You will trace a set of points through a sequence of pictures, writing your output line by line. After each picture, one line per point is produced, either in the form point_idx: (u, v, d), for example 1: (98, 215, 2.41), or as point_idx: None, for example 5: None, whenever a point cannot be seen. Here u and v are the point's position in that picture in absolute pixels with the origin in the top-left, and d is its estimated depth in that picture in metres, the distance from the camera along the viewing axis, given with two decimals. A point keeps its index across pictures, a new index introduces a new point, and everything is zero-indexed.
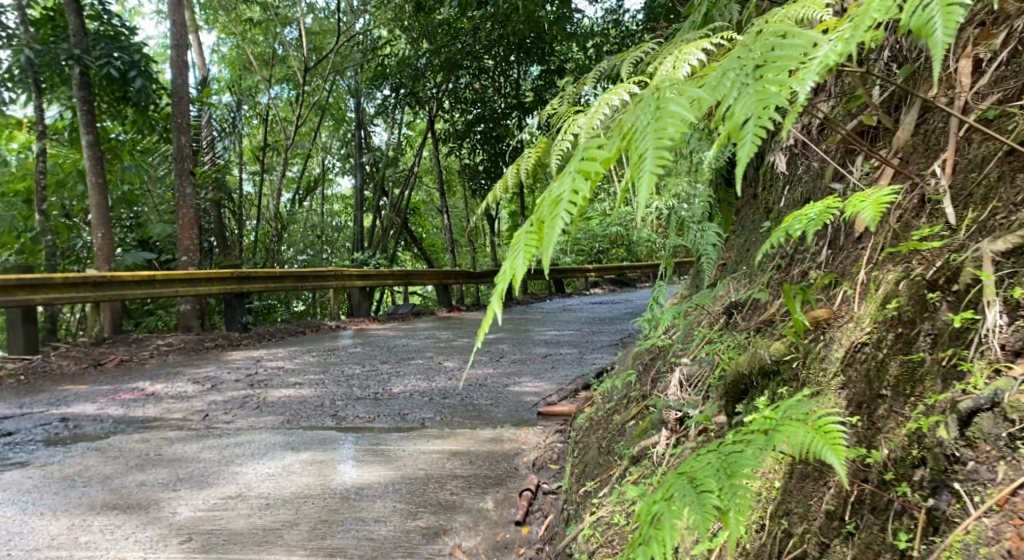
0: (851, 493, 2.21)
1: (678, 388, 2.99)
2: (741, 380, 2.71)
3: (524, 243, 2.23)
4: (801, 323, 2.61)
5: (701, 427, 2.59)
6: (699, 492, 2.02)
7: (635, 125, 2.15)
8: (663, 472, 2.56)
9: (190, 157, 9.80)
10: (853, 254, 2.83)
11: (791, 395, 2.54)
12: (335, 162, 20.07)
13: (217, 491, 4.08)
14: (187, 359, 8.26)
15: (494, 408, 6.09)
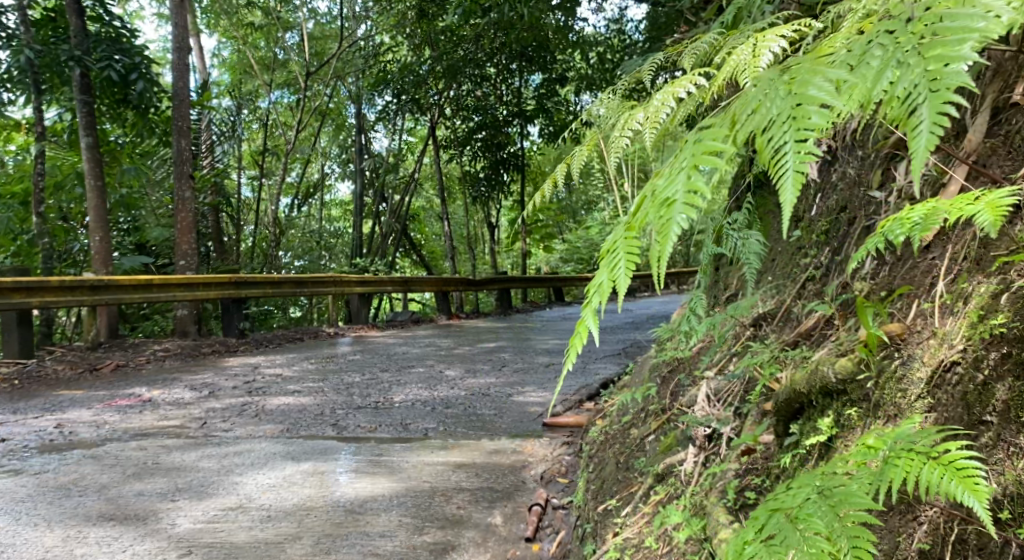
0: (952, 532, 1.83)
1: (704, 402, 2.78)
2: (797, 398, 2.33)
3: (622, 249, 1.82)
4: (874, 337, 2.17)
5: (746, 448, 2.38)
6: (805, 534, 1.68)
7: (767, 114, 1.76)
8: (694, 491, 2.40)
9: (190, 161, 9.68)
10: (922, 264, 2.41)
11: (864, 420, 2.11)
12: (334, 168, 19.99)
13: (217, 502, 3.97)
14: (184, 364, 8.14)
15: (499, 419, 5.99)
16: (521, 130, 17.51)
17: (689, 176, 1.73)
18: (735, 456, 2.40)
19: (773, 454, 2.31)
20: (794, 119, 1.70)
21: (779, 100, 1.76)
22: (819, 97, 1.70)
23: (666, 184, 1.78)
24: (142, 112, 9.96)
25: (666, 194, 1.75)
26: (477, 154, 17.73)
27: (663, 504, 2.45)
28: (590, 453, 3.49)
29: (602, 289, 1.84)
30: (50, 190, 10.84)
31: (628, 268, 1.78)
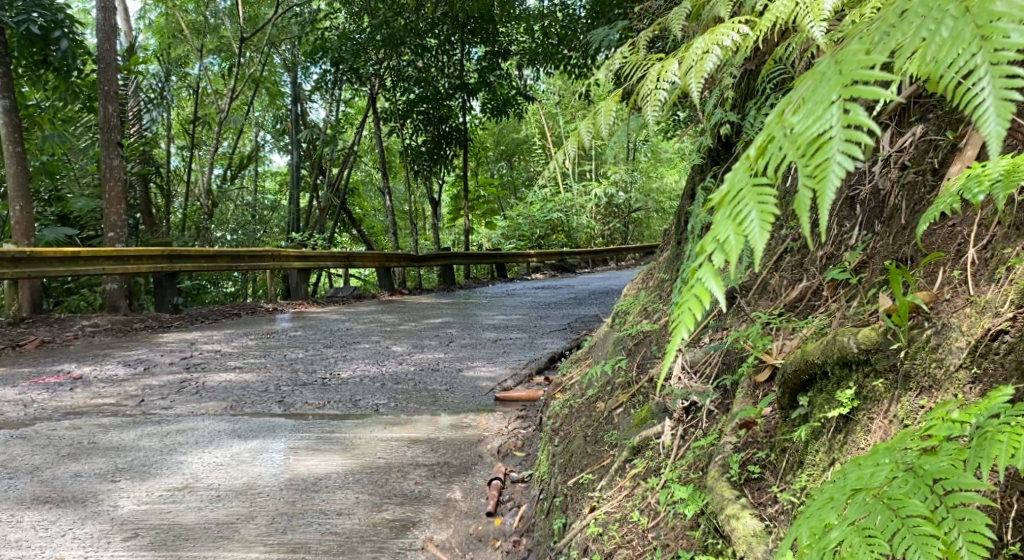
0: (1013, 507, 1.79)
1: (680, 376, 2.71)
2: (808, 368, 2.21)
3: (751, 205, 1.50)
4: (904, 307, 2.03)
5: (746, 423, 2.29)
6: (906, 518, 1.58)
7: (936, 36, 1.46)
8: (678, 465, 2.36)
9: (118, 127, 9.28)
10: (944, 232, 2.29)
11: (892, 393, 2.00)
12: (268, 138, 19.40)
13: (161, 482, 3.81)
14: (115, 340, 7.83)
15: (450, 394, 5.92)
16: (463, 103, 17.26)
17: (842, 112, 1.42)
18: (732, 429, 2.31)
19: (775, 428, 2.23)
20: (981, 36, 1.42)
21: (948, 17, 1.46)
22: (1011, 11, 1.40)
23: (806, 121, 1.46)
24: (64, 74, 9.52)
25: (815, 134, 1.43)
26: (418, 126, 17.48)
27: (643, 479, 2.42)
28: (553, 427, 3.43)
29: (719, 252, 1.52)
30: None
31: (763, 230, 1.46)
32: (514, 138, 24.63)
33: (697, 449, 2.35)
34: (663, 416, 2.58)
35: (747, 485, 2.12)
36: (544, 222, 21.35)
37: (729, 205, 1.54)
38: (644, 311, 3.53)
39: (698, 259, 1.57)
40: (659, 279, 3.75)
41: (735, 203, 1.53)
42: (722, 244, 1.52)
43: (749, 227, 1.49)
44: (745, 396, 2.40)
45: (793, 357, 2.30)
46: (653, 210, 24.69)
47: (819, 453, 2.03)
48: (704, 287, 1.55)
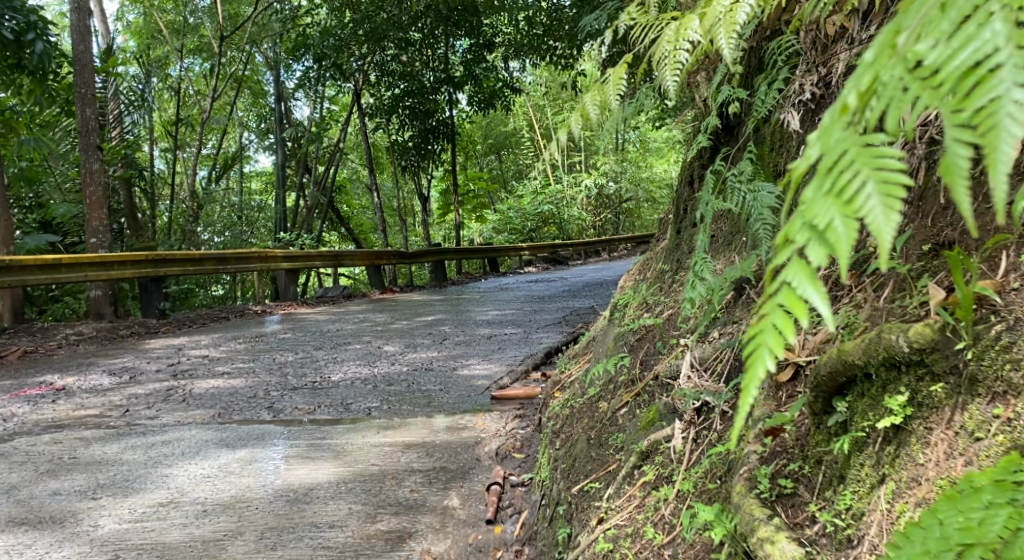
0: None
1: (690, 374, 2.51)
2: (847, 370, 1.99)
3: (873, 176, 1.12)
4: (968, 301, 1.77)
5: (774, 431, 2.09)
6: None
7: None
8: (693, 472, 2.18)
9: (97, 130, 9.05)
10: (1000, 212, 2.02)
11: (953, 399, 1.76)
12: (253, 138, 19.15)
13: (144, 497, 3.64)
14: (100, 349, 7.64)
15: (445, 394, 5.75)
16: (449, 96, 17.07)
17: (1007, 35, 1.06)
18: (755, 437, 2.10)
19: (807, 435, 2.03)
20: None
21: None
22: None
23: (946, 50, 1.08)
24: (39, 78, 9.28)
25: (965, 67, 1.07)
26: (404, 122, 17.21)
27: (653, 489, 2.25)
28: (553, 430, 3.27)
29: (822, 241, 1.13)
30: None
31: (897, 214, 1.09)
32: (502, 131, 24.42)
33: (713, 458, 2.16)
34: (671, 417, 2.41)
35: (778, 503, 1.92)
36: (534, 215, 21.21)
37: (829, 175, 1.16)
38: (643, 305, 3.36)
39: (783, 256, 1.16)
40: (659, 271, 3.59)
41: (842, 173, 1.14)
42: (829, 230, 1.13)
43: (867, 208, 1.11)
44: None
45: (829, 355, 2.07)
46: (644, 199, 24.55)
47: (865, 467, 1.82)
48: (792, 285, 1.15)
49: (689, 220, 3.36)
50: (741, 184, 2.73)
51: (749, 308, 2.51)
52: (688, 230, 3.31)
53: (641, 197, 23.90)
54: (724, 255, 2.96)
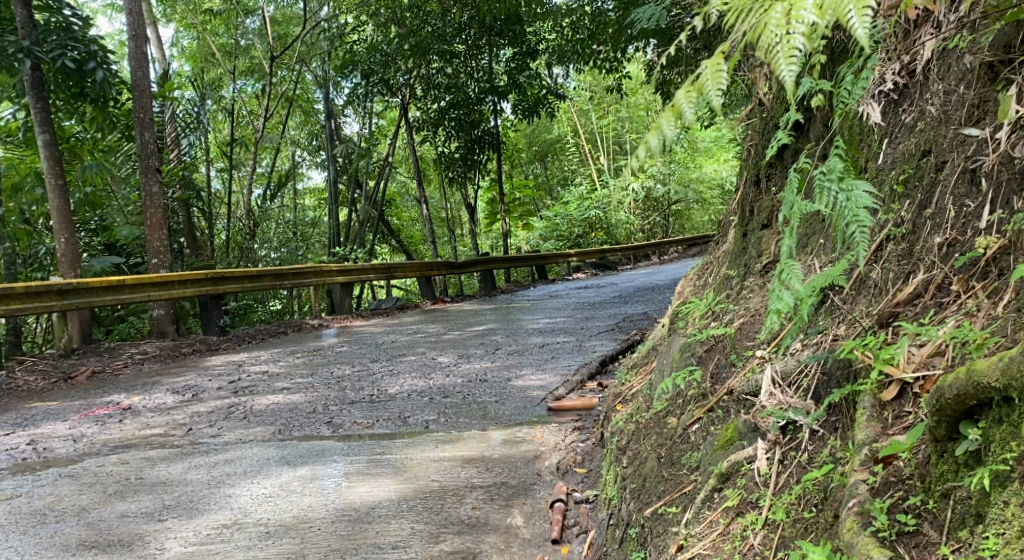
0: None
1: (770, 390, 2.35)
2: (979, 392, 1.76)
3: None
4: None
5: (886, 458, 1.90)
6: None
7: None
8: (785, 499, 2.04)
9: (156, 154, 9.20)
10: None
11: None
12: (305, 155, 19.32)
13: (209, 519, 3.62)
14: (163, 367, 7.72)
15: (501, 406, 5.67)
16: (494, 106, 17.01)
17: None
18: (862, 463, 1.93)
19: (926, 468, 1.84)
20: None
21: None
22: None
23: None
24: (100, 105, 9.47)
25: None
26: (450, 134, 17.11)
27: (737, 515, 2.11)
28: (619, 446, 3.16)
29: None
30: (10, 193, 9.90)
31: None
32: (547, 138, 24.31)
33: (809, 484, 2.01)
34: (755, 437, 2.27)
35: (899, 543, 1.76)
36: (582, 221, 21.08)
37: None
38: (707, 314, 3.25)
39: None
40: (723, 276, 3.46)
41: None
42: None
43: None
44: (870, 416, 1.99)
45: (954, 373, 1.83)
46: (694, 200, 24.18)
47: (1010, 507, 1.66)
48: None
49: (756, 222, 3.24)
50: (830, 182, 2.42)
51: (838, 318, 2.38)
52: (757, 232, 3.20)
53: (691, 198, 23.54)
54: (800, 258, 2.78)
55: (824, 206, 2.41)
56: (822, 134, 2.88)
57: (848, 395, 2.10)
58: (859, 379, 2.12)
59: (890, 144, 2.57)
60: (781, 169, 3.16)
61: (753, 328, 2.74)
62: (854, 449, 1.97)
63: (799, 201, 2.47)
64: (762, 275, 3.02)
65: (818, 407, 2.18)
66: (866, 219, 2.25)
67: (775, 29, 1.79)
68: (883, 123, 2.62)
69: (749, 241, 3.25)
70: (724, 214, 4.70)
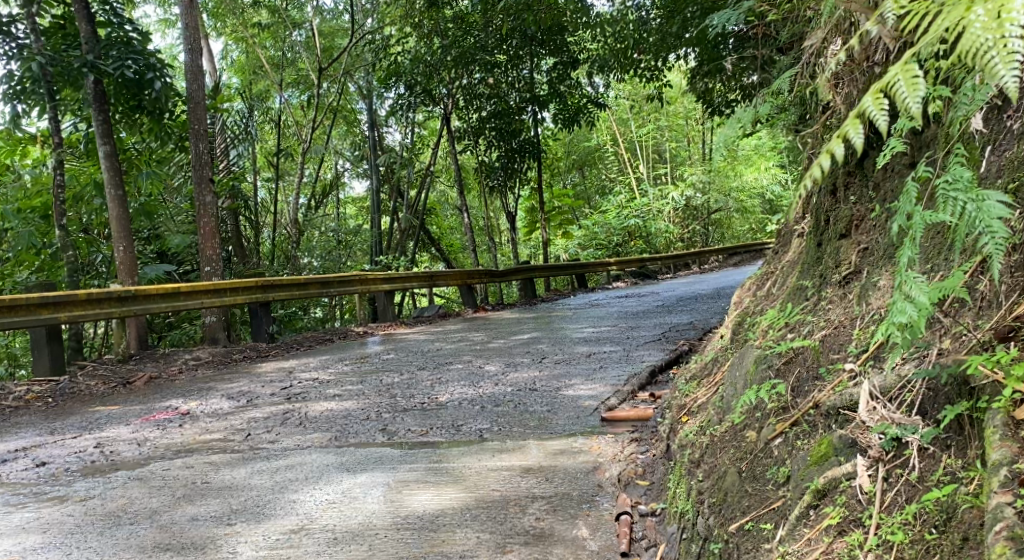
0: None
1: (869, 406, 2.25)
2: None
3: None
4: None
5: None
6: None
7: None
8: (901, 520, 1.96)
9: (209, 163, 9.30)
10: None
11: None
12: (347, 165, 19.45)
13: (278, 523, 3.63)
14: (217, 373, 7.80)
15: (554, 415, 5.64)
16: (534, 116, 17.01)
17: None
18: (1004, 485, 1.80)
19: None
20: None
21: None
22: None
23: None
24: (157, 117, 9.61)
25: None
26: (491, 143, 17.17)
27: (840, 534, 2.05)
28: (692, 459, 3.11)
29: None
30: (71, 202, 10.10)
31: None
32: (587, 147, 24.24)
33: (927, 505, 1.93)
34: (853, 452, 2.20)
35: None
36: (620, 230, 21.02)
37: None
38: (777, 325, 3.23)
39: None
40: (794, 286, 3.40)
41: None
42: None
43: None
44: (1003, 436, 1.87)
45: None
46: (734, 209, 23.95)
47: None
48: None
49: (833, 231, 3.19)
50: (958, 190, 2.13)
51: (939, 330, 2.25)
52: (834, 242, 3.15)
53: (731, 206, 23.32)
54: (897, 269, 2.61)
55: (949, 216, 2.13)
56: (933, 139, 2.71)
57: (969, 412, 2.00)
58: (979, 395, 1.99)
59: (995, 151, 2.37)
60: (861, 177, 3.13)
61: (838, 340, 2.68)
62: (987, 469, 1.85)
63: (920, 210, 2.15)
64: (841, 287, 2.96)
65: (927, 424, 2.09)
66: (999, 230, 2.01)
67: (985, 32, 1.90)
68: (985, 129, 2.43)
69: (826, 252, 3.20)
70: (785, 223, 4.64)
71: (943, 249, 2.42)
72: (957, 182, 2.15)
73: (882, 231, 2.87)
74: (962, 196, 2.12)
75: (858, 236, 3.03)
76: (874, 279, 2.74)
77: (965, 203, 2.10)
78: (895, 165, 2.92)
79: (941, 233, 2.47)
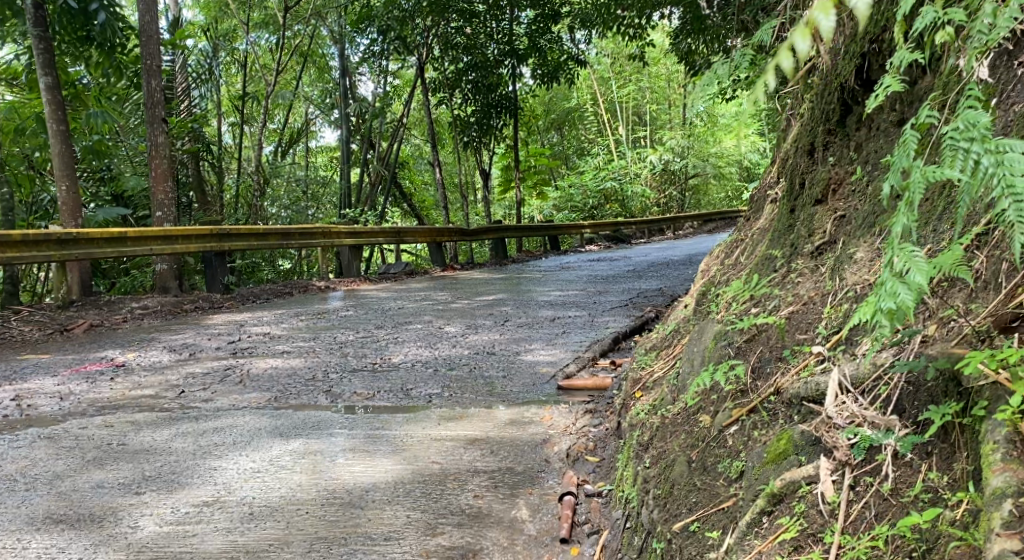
0: None
1: (838, 400, 1.98)
2: None
3: None
4: None
5: None
6: None
7: None
8: (872, 542, 1.68)
9: (162, 103, 8.75)
10: None
11: None
12: (317, 113, 18.69)
13: (191, 495, 3.32)
14: (163, 323, 7.42)
15: (509, 381, 5.36)
16: (512, 70, 16.48)
17: None
18: (1007, 525, 1.49)
19: None
20: None
21: None
22: None
23: None
24: (106, 50, 9.07)
25: None
26: (467, 97, 16.66)
27: (795, 551, 1.77)
28: (640, 442, 2.83)
29: None
30: (12, 136, 9.58)
31: None
32: (566, 107, 23.60)
33: (903, 531, 1.64)
34: (816, 452, 1.92)
35: None
36: (597, 192, 20.74)
37: None
38: (736, 302, 2.97)
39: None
40: (761, 255, 3.12)
41: None
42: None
43: None
44: (1005, 457, 1.56)
45: None
46: (712, 175, 23.57)
47: None
48: None
49: (807, 197, 2.92)
50: (964, 140, 1.71)
51: (924, 315, 1.99)
52: (809, 208, 2.87)
53: (709, 172, 22.96)
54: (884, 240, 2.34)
55: (958, 173, 1.69)
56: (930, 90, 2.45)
57: (958, 418, 1.71)
58: (975, 398, 1.69)
59: (1002, 104, 2.14)
60: (842, 136, 2.87)
61: (806, 319, 2.43)
62: (986, 496, 1.55)
63: (925, 168, 1.69)
64: (814, 258, 2.70)
65: (904, 427, 1.82)
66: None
67: None
68: (993, 79, 2.19)
69: (799, 218, 2.93)
70: (758, 188, 4.35)
71: (934, 220, 2.16)
72: (975, 131, 1.69)
73: (862, 198, 2.61)
74: (975, 145, 1.69)
75: (835, 203, 2.77)
76: (851, 252, 2.47)
77: (980, 155, 1.68)
78: (881, 122, 2.66)
79: (934, 195, 2.22)
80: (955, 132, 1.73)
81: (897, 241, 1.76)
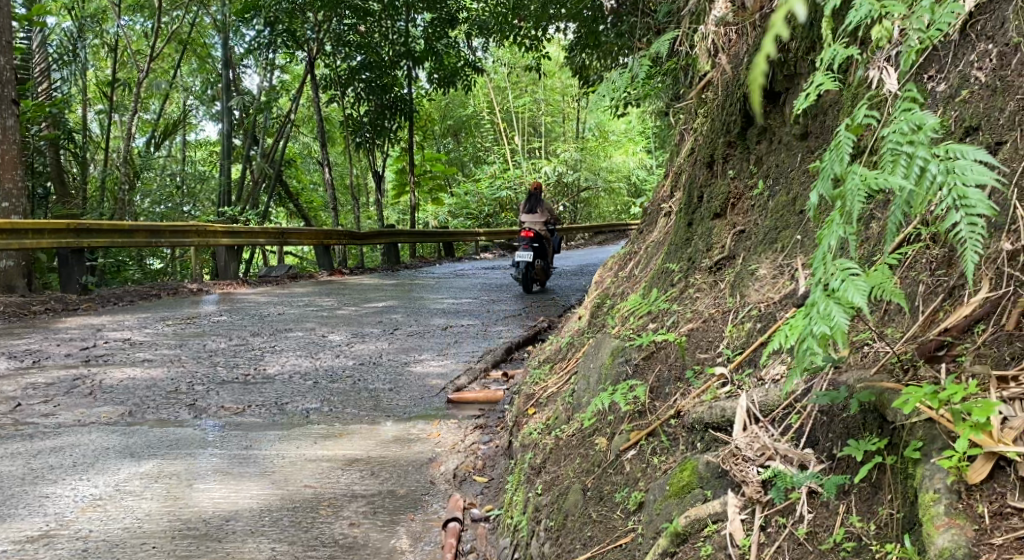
0: None
1: (748, 429, 1.83)
2: None
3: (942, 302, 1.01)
4: None
5: None
6: None
7: None
8: None
9: (12, 82, 7.96)
10: None
11: None
12: (197, 105, 17.73)
13: (12, 529, 2.93)
14: (6, 327, 6.76)
15: (395, 394, 5.08)
16: (408, 72, 16.29)
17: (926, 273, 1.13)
18: None
19: None
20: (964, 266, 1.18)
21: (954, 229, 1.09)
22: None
23: None
24: None
25: None
26: (360, 96, 16.19)
27: None
28: (531, 466, 2.62)
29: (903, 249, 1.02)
30: None
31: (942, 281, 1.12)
32: (462, 113, 23.34)
33: None
34: (723, 487, 1.77)
35: None
36: (492, 201, 20.80)
37: None
38: (633, 315, 2.81)
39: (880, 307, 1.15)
40: (658, 267, 2.98)
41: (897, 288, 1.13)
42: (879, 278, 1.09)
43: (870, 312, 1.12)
44: (948, 510, 1.43)
45: None
46: (603, 189, 23.77)
47: None
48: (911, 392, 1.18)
49: (705, 210, 2.79)
50: (901, 147, 1.56)
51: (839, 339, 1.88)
52: (707, 222, 2.75)
53: (600, 186, 23.21)
54: (792, 259, 2.22)
55: (900, 182, 1.54)
56: (838, 104, 2.35)
57: (884, 456, 1.58)
58: (905, 437, 1.56)
59: None
60: (742, 149, 2.76)
61: (706, 337, 2.28)
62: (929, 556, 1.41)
63: (868, 178, 1.52)
64: (712, 273, 2.56)
65: (820, 463, 1.69)
66: (977, 206, 1.48)
67: None
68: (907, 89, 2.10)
69: (696, 232, 2.79)
70: (653, 198, 4.21)
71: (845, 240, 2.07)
72: (918, 135, 1.54)
73: (762, 212, 2.51)
74: (921, 152, 1.52)
75: (734, 217, 2.65)
76: (753, 268, 2.35)
77: (926, 161, 1.52)
78: (783, 135, 2.57)
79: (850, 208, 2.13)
80: (898, 138, 1.57)
81: (828, 256, 1.59)
